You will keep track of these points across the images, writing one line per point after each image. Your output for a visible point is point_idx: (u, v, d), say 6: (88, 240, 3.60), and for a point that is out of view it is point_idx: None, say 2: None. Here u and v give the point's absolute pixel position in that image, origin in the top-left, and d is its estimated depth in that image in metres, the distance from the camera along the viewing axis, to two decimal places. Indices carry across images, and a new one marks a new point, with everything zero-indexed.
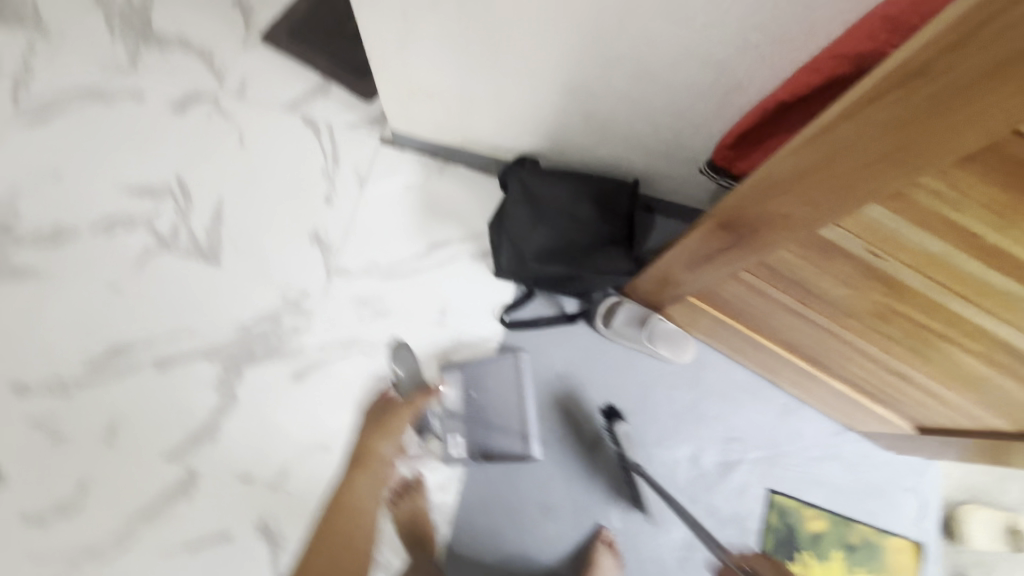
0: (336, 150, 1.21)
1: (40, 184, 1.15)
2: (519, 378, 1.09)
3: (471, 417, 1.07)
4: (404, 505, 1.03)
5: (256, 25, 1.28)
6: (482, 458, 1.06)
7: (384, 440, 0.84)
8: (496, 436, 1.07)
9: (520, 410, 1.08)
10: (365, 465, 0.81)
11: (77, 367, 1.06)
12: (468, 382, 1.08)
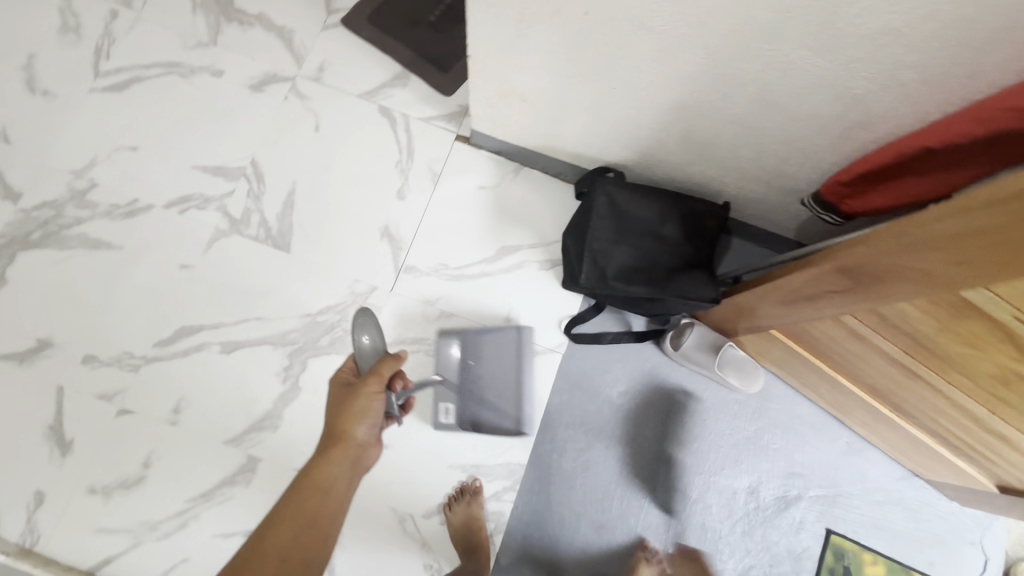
0: (411, 143, 1.19)
1: (115, 153, 1.14)
2: (519, 352, 1.12)
3: (465, 385, 1.09)
4: (460, 510, 1.02)
5: (338, 8, 1.26)
6: (470, 427, 1.07)
7: (360, 421, 0.78)
8: (487, 407, 1.08)
9: (515, 383, 1.10)
10: (337, 453, 0.74)
11: (144, 343, 1.05)
12: (466, 351, 1.11)
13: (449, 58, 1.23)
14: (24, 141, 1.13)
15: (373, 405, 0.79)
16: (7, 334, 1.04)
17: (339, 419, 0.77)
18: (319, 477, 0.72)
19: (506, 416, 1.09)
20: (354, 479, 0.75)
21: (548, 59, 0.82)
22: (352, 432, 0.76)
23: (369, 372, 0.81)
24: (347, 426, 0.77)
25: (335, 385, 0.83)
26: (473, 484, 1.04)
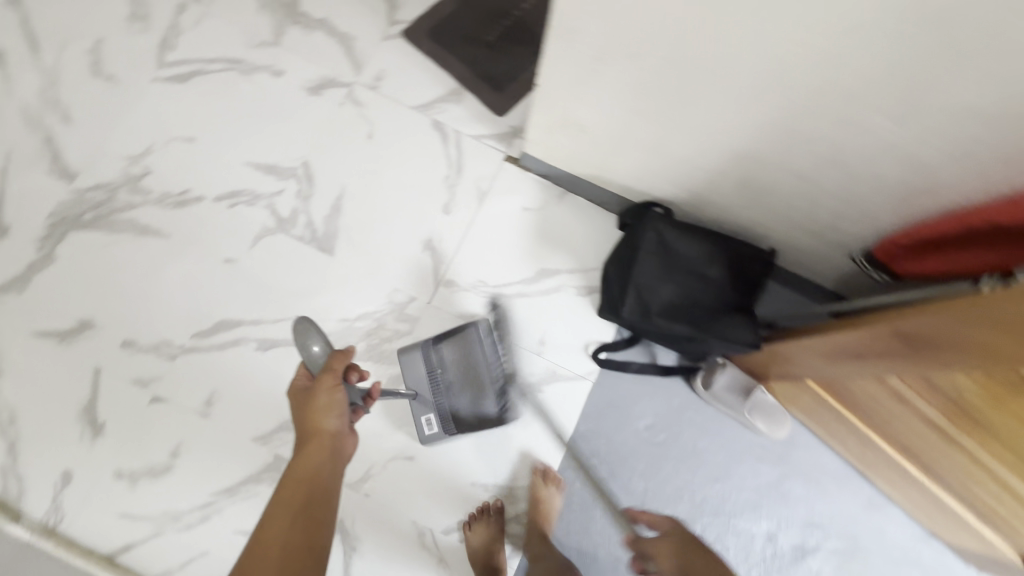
0: (461, 160, 1.21)
1: (171, 143, 1.16)
2: (483, 348, 1.03)
3: (439, 393, 1.03)
4: (479, 529, 1.02)
5: (400, 19, 1.28)
6: (457, 429, 1.03)
7: (328, 413, 0.78)
8: (467, 407, 1.03)
9: (489, 379, 1.03)
10: (314, 446, 0.75)
11: (183, 333, 1.06)
12: (432, 358, 1.04)
13: (504, 78, 1.25)
14: (83, 124, 1.15)
15: (332, 400, 0.78)
16: (50, 311, 1.05)
17: (307, 417, 0.77)
18: (300, 470, 0.73)
19: (487, 414, 1.03)
20: (335, 466, 0.75)
21: (617, 96, 0.84)
22: (321, 424, 0.77)
23: (322, 371, 0.79)
24: (317, 420, 0.77)
25: (295, 391, 0.81)
26: (495, 505, 1.04)
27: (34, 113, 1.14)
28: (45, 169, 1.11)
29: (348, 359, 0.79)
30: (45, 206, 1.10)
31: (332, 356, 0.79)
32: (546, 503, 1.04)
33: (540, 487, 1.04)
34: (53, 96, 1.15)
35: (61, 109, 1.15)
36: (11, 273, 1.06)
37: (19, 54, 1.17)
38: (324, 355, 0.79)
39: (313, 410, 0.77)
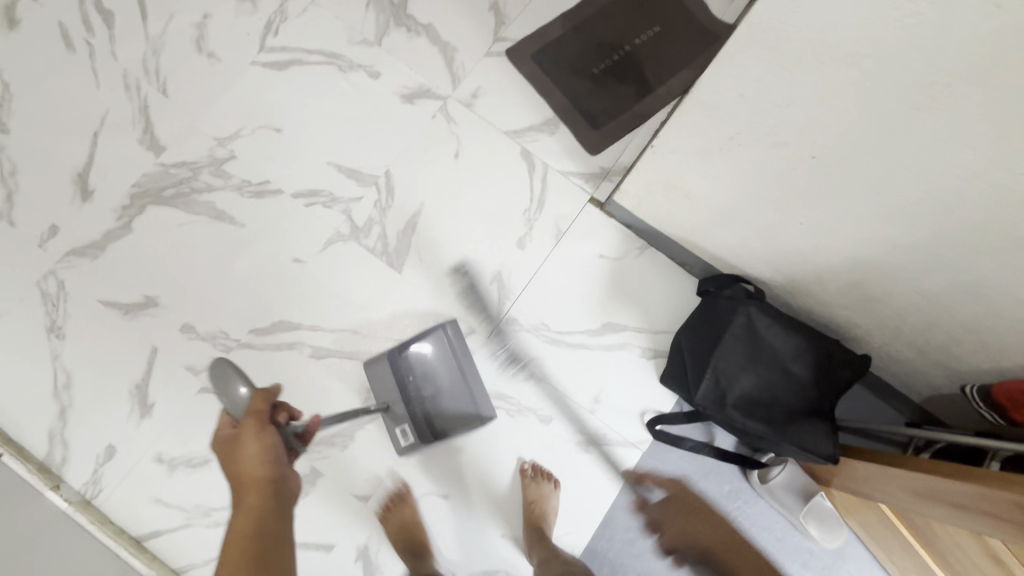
0: (544, 195, 1.16)
1: (259, 131, 1.14)
2: (455, 348, 1.05)
3: (412, 400, 1.02)
4: (395, 516, 1.01)
5: (506, 37, 1.23)
6: (434, 437, 1.02)
7: (259, 456, 0.68)
8: (442, 412, 1.02)
9: (462, 379, 1.04)
10: (250, 498, 0.65)
11: (241, 327, 1.06)
12: (399, 367, 1.03)
13: (603, 116, 1.20)
14: (179, 98, 1.14)
15: (264, 444, 0.69)
16: (120, 283, 1.05)
17: (236, 469, 0.68)
18: (239, 528, 0.62)
19: (462, 415, 1.03)
20: (282, 512, 0.66)
21: (741, 177, 0.77)
22: (257, 472, 0.67)
23: (246, 414, 0.71)
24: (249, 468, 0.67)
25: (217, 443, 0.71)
26: (405, 489, 1.03)
27: (133, 80, 1.14)
28: (136, 139, 1.12)
29: (273, 394, 0.72)
30: (129, 176, 1.10)
31: (254, 397, 0.72)
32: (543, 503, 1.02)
33: (534, 492, 1.02)
34: (154, 66, 1.15)
35: (160, 81, 1.15)
36: (90, 237, 1.07)
37: (128, 17, 1.17)
38: (246, 398, 0.72)
39: (241, 460, 0.68)
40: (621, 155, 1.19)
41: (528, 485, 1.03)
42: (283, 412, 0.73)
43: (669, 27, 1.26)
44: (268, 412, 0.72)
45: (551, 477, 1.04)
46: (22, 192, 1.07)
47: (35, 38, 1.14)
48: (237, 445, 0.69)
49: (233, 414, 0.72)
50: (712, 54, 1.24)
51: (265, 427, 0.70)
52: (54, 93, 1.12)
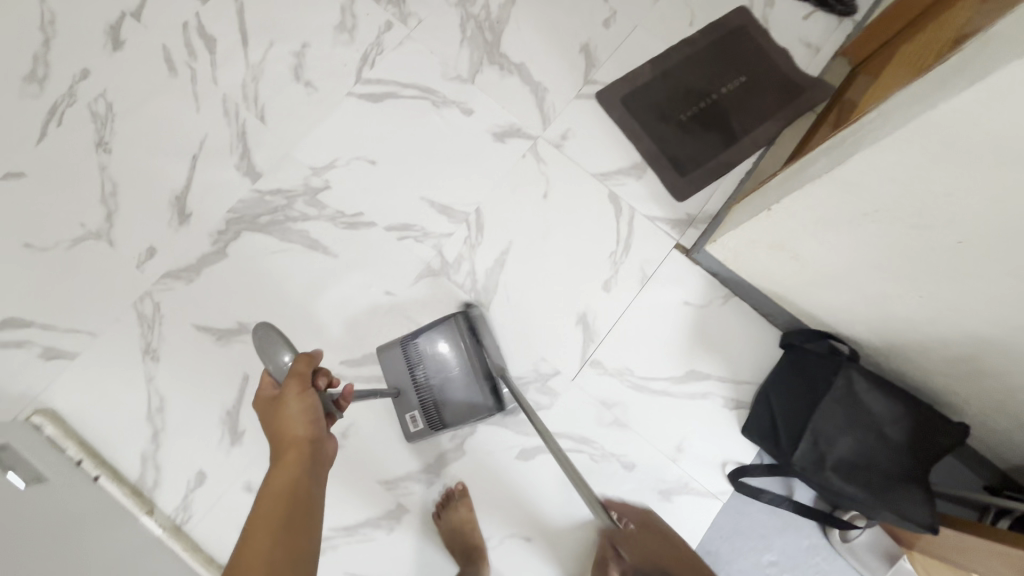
0: (630, 239, 1.17)
1: (353, 162, 1.15)
2: (464, 339, 1.01)
3: (422, 388, 1.00)
4: (449, 515, 1.01)
5: (596, 80, 1.25)
6: (441, 427, 1.00)
7: (302, 418, 0.70)
8: (450, 403, 1.00)
9: (470, 372, 1.00)
10: (291, 456, 0.67)
11: (333, 357, 1.07)
12: (410, 354, 1.01)
13: (689, 162, 1.21)
14: (276, 126, 1.16)
15: (306, 407, 0.71)
16: (214, 308, 1.06)
17: (279, 429, 0.69)
18: (278, 483, 0.64)
19: (468, 407, 0.99)
20: (317, 475, 0.68)
21: (867, 250, 0.78)
22: (297, 432, 0.69)
23: (289, 376, 0.72)
24: (290, 427, 0.69)
25: (260, 402, 0.72)
26: (459, 488, 1.03)
27: (233, 106, 1.16)
28: (233, 164, 1.13)
29: (315, 358, 0.73)
30: (225, 200, 1.11)
31: (296, 360, 0.73)
32: None
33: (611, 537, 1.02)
34: (253, 92, 1.17)
35: (258, 107, 1.16)
36: (186, 261, 1.08)
37: (229, 43, 1.19)
38: (288, 360, 0.73)
39: (283, 420, 0.70)
40: (707, 202, 1.20)
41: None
42: (323, 377, 0.74)
43: (755, 76, 1.27)
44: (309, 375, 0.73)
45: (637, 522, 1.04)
46: (122, 212, 1.09)
47: (138, 60, 1.16)
48: (279, 404, 0.71)
49: (274, 374, 0.73)
50: (797, 105, 1.26)
51: (307, 390, 0.71)
52: (155, 115, 1.14)
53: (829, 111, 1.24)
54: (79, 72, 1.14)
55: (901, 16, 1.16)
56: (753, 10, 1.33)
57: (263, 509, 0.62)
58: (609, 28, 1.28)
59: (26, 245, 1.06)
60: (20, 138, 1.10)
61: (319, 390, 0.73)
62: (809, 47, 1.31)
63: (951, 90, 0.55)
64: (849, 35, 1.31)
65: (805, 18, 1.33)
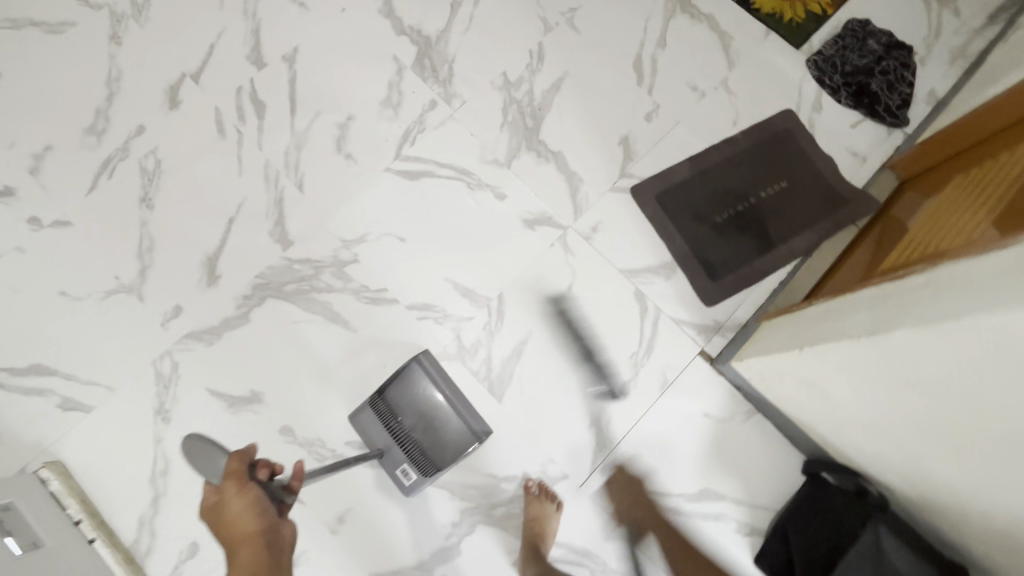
0: (653, 340, 1.14)
1: (383, 237, 1.16)
2: (432, 376, 1.05)
3: (404, 440, 1.01)
4: None
5: (632, 174, 1.24)
6: (435, 471, 1.01)
7: (247, 509, 0.67)
8: (435, 443, 1.01)
9: (445, 407, 1.03)
10: (245, 554, 0.65)
11: (339, 437, 1.06)
12: (382, 411, 1.03)
13: (721, 267, 1.18)
14: (313, 194, 1.18)
15: (247, 501, 0.68)
16: (230, 375, 1.07)
17: (226, 530, 0.66)
18: None
19: (456, 436, 1.02)
20: (277, 564, 0.66)
21: (906, 414, 0.74)
22: (247, 527, 0.66)
23: (223, 478, 0.69)
24: (237, 525, 0.67)
25: (202, 506, 0.69)
26: None
27: (274, 172, 1.19)
28: (267, 230, 1.15)
29: (247, 454, 0.70)
30: (254, 266, 1.13)
31: (230, 457, 0.71)
32: (540, 520, 1.01)
33: (534, 508, 1.02)
34: (295, 160, 1.20)
35: (297, 175, 1.19)
36: (209, 323, 1.09)
37: (278, 110, 1.23)
38: (223, 460, 0.70)
39: (230, 519, 0.67)
40: (735, 310, 1.16)
41: (529, 499, 1.03)
42: (262, 467, 0.71)
43: (795, 183, 1.25)
44: (246, 471, 0.70)
45: (554, 495, 1.05)
46: (155, 268, 1.11)
47: (191, 120, 1.21)
48: (223, 504, 0.68)
49: (211, 476, 0.70)
50: (838, 217, 1.22)
51: (245, 486, 0.68)
52: (200, 175, 1.17)
53: (872, 227, 1.21)
54: (134, 127, 1.19)
55: (949, 143, 1.13)
56: (799, 114, 1.31)
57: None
58: (650, 121, 1.28)
59: (62, 293, 1.09)
60: (71, 188, 1.15)
61: (260, 482, 0.70)
62: (855, 156, 1.29)
63: (1008, 300, 0.52)
64: (898, 148, 1.29)
65: (853, 126, 1.31)
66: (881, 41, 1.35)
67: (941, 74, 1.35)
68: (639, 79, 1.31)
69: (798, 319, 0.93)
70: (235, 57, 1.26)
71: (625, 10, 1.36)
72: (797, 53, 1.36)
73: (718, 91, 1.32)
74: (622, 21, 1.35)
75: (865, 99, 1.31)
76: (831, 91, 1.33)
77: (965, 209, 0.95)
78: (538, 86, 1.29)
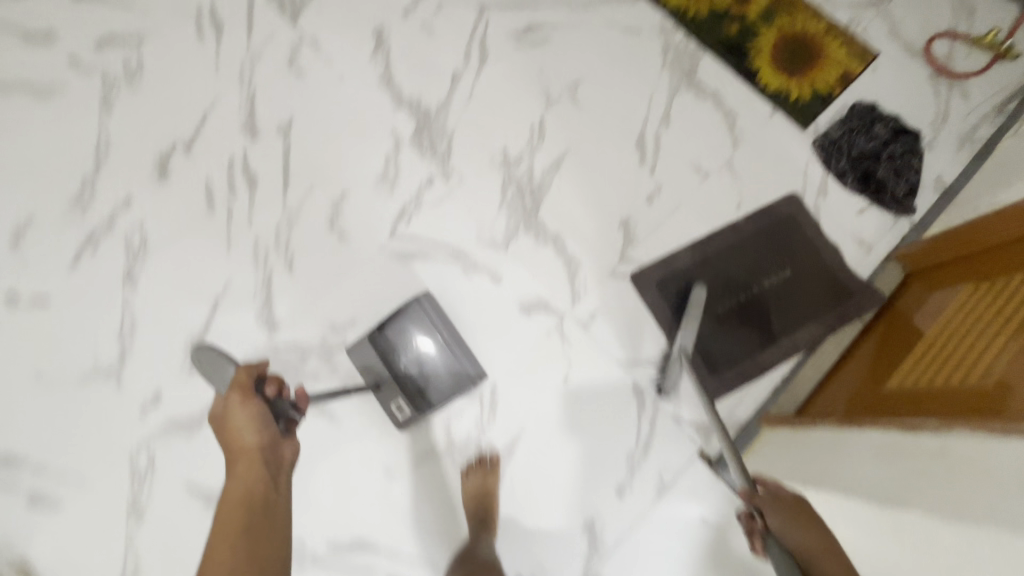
0: (650, 439, 1.10)
1: (374, 322, 1.13)
2: (430, 315, 1.09)
3: (401, 374, 1.06)
4: None
5: (632, 258, 1.21)
6: (428, 407, 1.06)
7: (247, 426, 0.80)
8: (432, 379, 1.07)
9: (443, 344, 1.08)
10: (244, 461, 0.76)
11: (321, 539, 1.03)
12: (381, 346, 1.07)
13: (722, 360, 1.15)
14: (302, 274, 1.14)
15: (251, 413, 0.81)
16: (210, 469, 1.03)
17: (231, 440, 0.79)
18: (233, 485, 0.73)
19: (451, 376, 1.07)
20: (272, 471, 0.77)
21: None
22: (248, 437, 0.79)
23: (230, 390, 0.83)
24: (242, 433, 0.79)
25: (212, 423, 0.82)
26: None
27: (263, 250, 1.15)
28: (254, 312, 1.11)
29: (253, 369, 0.85)
30: (240, 350, 1.09)
31: (239, 373, 0.85)
32: None
33: None
34: (286, 237, 1.16)
35: (288, 253, 1.15)
36: (188, 412, 1.05)
37: (270, 184, 1.19)
38: (233, 373, 0.86)
39: (234, 429, 0.80)
40: (735, 407, 1.14)
41: None
42: (269, 385, 0.85)
43: (800, 271, 1.22)
44: (251, 385, 0.85)
45: None
46: (135, 351, 1.07)
47: (181, 192, 1.17)
48: (229, 415, 0.81)
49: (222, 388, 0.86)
50: (843, 310, 1.19)
51: (248, 400, 0.82)
52: (187, 251, 1.14)
53: (877, 323, 1.18)
54: (121, 199, 1.16)
55: (960, 244, 1.09)
56: (804, 198, 1.29)
57: (222, 514, 0.69)
58: (652, 203, 1.25)
59: (36, 376, 1.05)
60: (52, 263, 1.11)
61: (266, 398, 0.84)
62: (860, 244, 1.26)
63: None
64: (904, 237, 1.26)
65: (859, 213, 1.28)
66: (889, 126, 1.33)
67: (949, 159, 1.33)
68: (642, 158, 1.28)
69: (813, 444, 0.89)
70: (229, 125, 1.23)
71: (629, 84, 1.34)
72: (804, 133, 1.33)
73: (722, 172, 1.29)
74: (625, 97, 1.33)
75: (872, 186, 1.29)
76: (837, 175, 1.30)
77: (971, 330, 0.92)
78: (538, 164, 1.26)
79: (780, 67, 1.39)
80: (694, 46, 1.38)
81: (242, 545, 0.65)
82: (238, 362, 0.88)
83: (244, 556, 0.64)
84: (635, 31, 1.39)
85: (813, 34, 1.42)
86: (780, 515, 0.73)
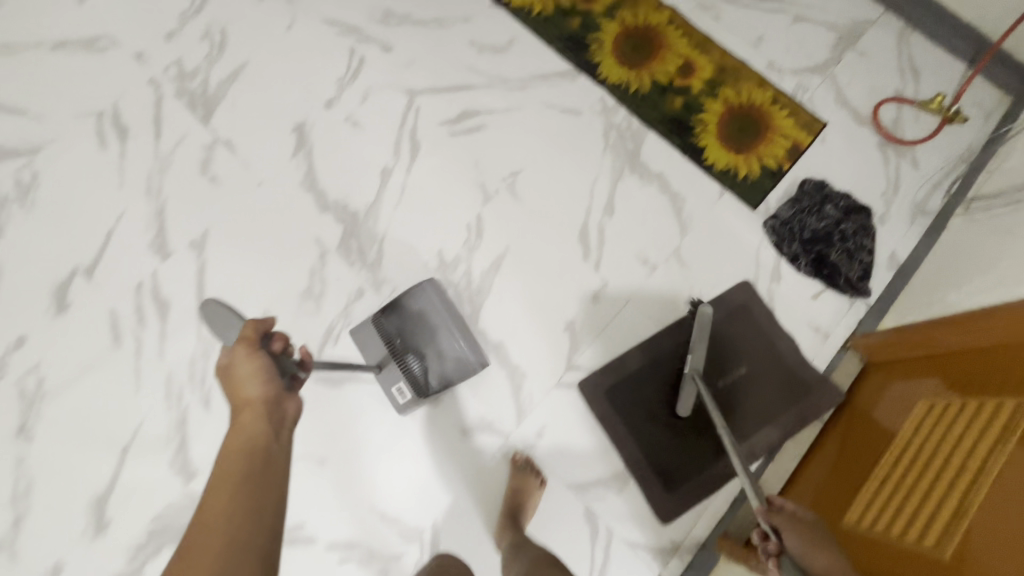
0: (604, 570, 1.04)
1: (301, 463, 1.04)
2: (437, 303, 1.06)
3: (403, 358, 1.05)
4: None
5: (579, 364, 1.14)
6: (428, 394, 1.05)
7: (251, 378, 0.74)
8: (434, 365, 1.06)
9: (447, 331, 1.06)
10: (246, 416, 0.71)
11: None
12: (385, 330, 1.07)
13: (679, 474, 1.09)
14: (220, 410, 1.05)
15: (256, 365, 0.74)
16: None
17: (235, 390, 0.74)
18: (233, 441, 0.68)
19: (455, 363, 1.06)
20: (275, 430, 0.71)
21: None
22: (252, 390, 0.73)
23: (236, 343, 0.76)
24: (246, 386, 0.74)
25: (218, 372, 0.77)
26: None
27: (176, 386, 1.05)
28: (167, 460, 1.01)
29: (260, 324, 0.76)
30: (151, 505, 0.99)
31: (244, 325, 0.77)
32: None
33: None
34: (201, 369, 1.06)
35: (204, 388, 1.06)
36: None
37: (183, 309, 1.10)
38: (238, 328, 0.77)
39: (237, 380, 0.74)
40: (693, 525, 1.07)
41: None
42: (275, 341, 0.77)
43: (755, 370, 1.16)
44: (258, 340, 0.76)
45: None
46: (31, 518, 0.97)
47: (82, 326, 1.07)
48: (232, 366, 0.75)
49: (228, 340, 0.77)
50: (801, 409, 1.14)
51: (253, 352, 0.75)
52: (90, 395, 1.03)
53: (837, 420, 1.14)
54: (13, 340, 1.05)
55: (918, 344, 1.03)
56: (757, 285, 1.23)
57: (222, 468, 0.65)
58: (598, 302, 1.19)
59: None
60: None
61: (272, 353, 0.76)
62: (817, 331, 1.21)
63: None
64: (861, 321, 1.22)
65: (814, 298, 1.23)
66: (838, 206, 1.28)
67: (902, 233, 1.29)
68: (585, 253, 1.22)
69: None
70: (135, 245, 1.13)
71: (570, 171, 1.27)
72: (753, 213, 1.28)
73: (671, 262, 1.23)
74: (566, 185, 1.26)
75: (825, 269, 1.24)
76: (790, 259, 1.25)
77: (927, 459, 0.86)
78: (476, 266, 1.19)
79: (727, 143, 1.32)
80: (637, 124, 1.32)
81: (230, 514, 0.60)
82: (245, 316, 0.78)
83: (241, 515, 0.61)
84: (574, 111, 1.32)
85: (759, 105, 1.36)
86: (797, 535, 0.87)
